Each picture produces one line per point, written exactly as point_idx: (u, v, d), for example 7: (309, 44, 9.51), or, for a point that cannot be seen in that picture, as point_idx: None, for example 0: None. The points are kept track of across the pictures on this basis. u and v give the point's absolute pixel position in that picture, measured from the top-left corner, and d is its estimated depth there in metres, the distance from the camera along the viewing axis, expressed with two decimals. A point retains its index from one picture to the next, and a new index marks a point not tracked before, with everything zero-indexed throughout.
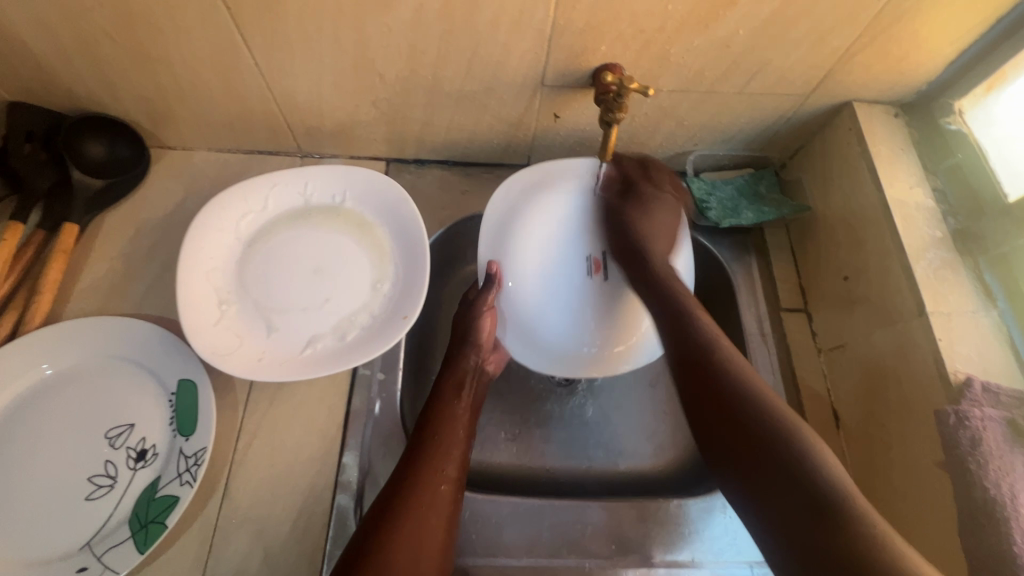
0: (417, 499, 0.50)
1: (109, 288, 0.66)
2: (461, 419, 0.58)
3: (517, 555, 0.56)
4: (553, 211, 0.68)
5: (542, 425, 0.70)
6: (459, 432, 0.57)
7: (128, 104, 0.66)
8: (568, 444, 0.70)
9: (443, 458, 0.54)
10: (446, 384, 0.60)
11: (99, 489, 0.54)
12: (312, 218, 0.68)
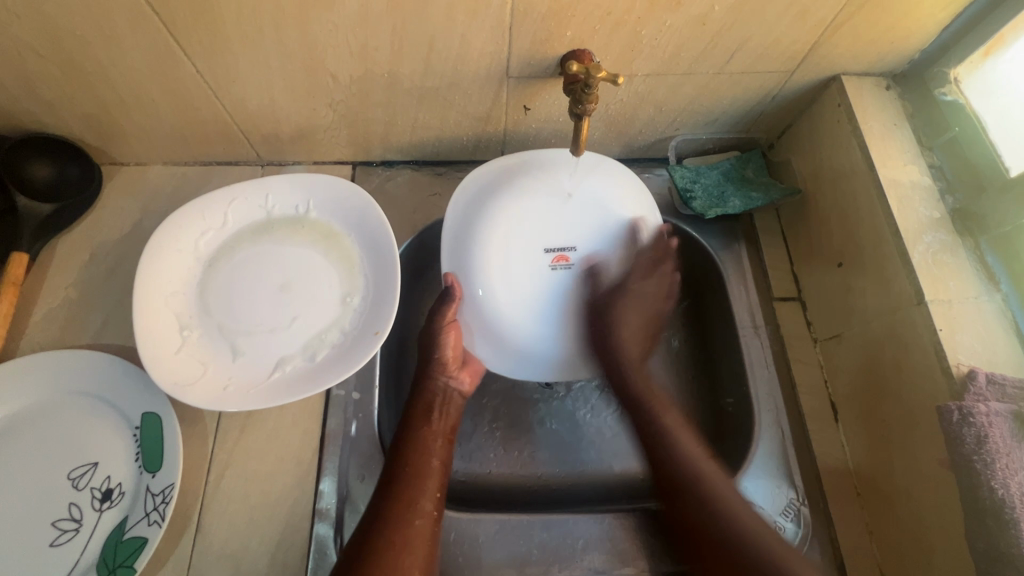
0: (382, 560, 0.47)
1: (65, 318, 0.62)
2: (435, 446, 0.55)
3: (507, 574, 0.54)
4: (505, 268, 0.62)
5: (532, 433, 0.67)
6: (433, 459, 0.54)
7: (69, 122, 0.62)
8: (560, 451, 0.67)
9: (418, 492, 0.51)
10: (416, 413, 0.57)
11: (64, 534, 0.51)
12: (276, 232, 0.64)
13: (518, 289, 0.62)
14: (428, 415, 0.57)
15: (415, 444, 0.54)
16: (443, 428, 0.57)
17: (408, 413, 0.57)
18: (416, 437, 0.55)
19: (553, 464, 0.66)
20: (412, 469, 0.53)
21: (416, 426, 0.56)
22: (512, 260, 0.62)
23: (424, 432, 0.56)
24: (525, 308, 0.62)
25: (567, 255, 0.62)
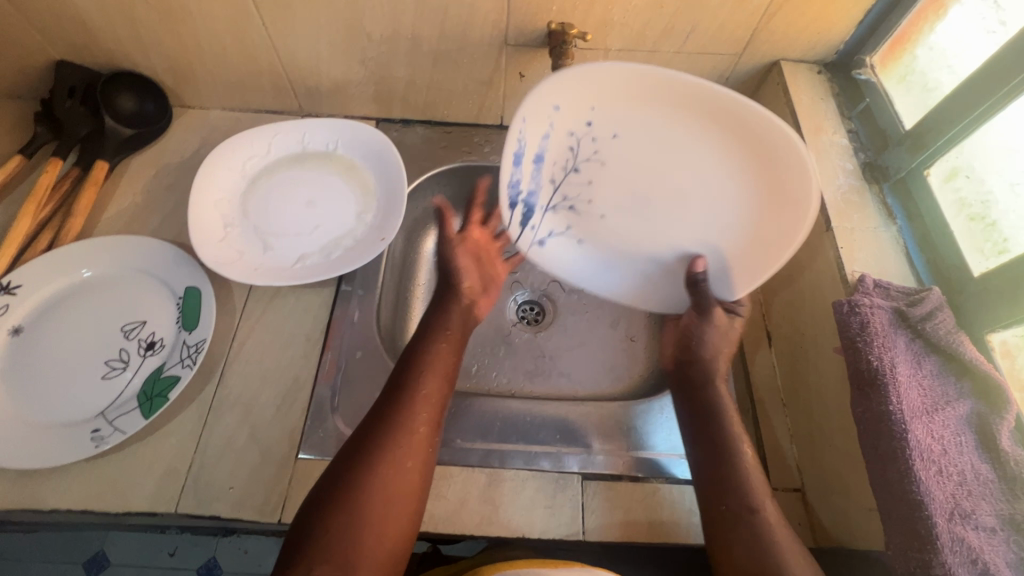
0: (385, 447, 0.52)
1: (130, 215, 0.76)
2: (439, 361, 0.60)
3: (470, 438, 0.63)
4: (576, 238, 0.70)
5: (511, 355, 0.80)
6: (436, 375, 0.58)
7: (156, 63, 0.78)
8: (534, 374, 0.78)
9: (419, 403, 0.56)
10: (429, 335, 0.62)
11: (114, 370, 0.63)
12: (309, 162, 0.78)
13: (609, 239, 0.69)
14: (450, 312, 0.66)
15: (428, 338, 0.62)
16: (459, 326, 0.65)
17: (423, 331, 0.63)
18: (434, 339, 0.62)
19: (526, 383, 0.78)
20: (428, 356, 0.60)
21: (435, 327, 0.63)
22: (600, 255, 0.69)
23: (444, 327, 0.63)
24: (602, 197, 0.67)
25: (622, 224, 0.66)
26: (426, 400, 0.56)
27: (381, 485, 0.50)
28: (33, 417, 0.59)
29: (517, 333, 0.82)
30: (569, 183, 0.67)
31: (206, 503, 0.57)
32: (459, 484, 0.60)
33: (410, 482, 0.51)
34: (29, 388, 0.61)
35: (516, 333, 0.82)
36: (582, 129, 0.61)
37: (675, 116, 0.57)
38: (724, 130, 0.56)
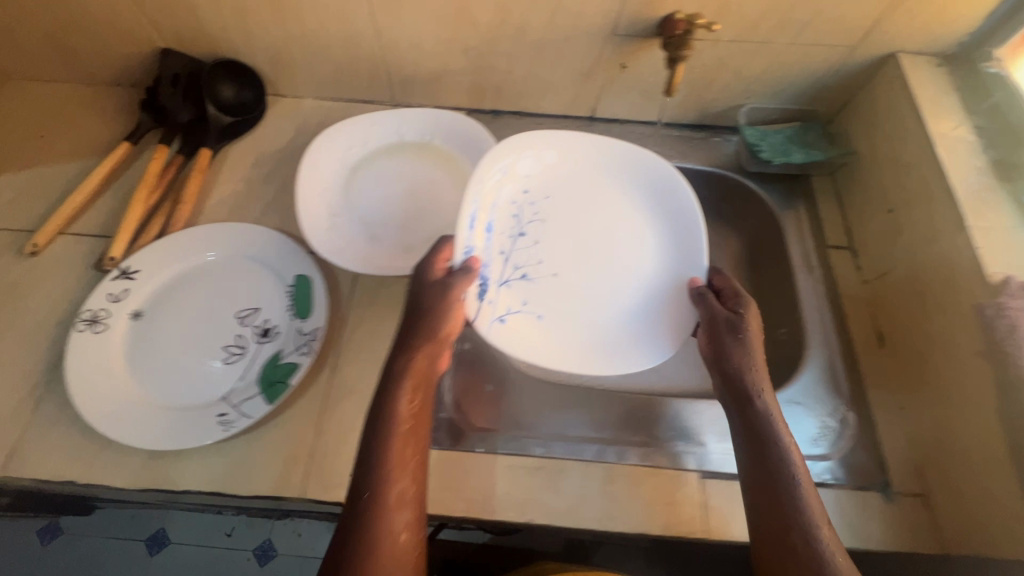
0: (370, 515, 0.46)
1: (233, 202, 0.77)
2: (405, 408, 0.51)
3: (577, 429, 0.65)
4: (523, 292, 0.68)
5: None
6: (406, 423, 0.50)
7: (257, 52, 0.78)
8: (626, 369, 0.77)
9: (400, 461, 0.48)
10: (400, 373, 0.53)
11: (232, 356, 0.64)
12: (406, 153, 0.78)
13: (568, 304, 0.68)
14: (414, 357, 0.54)
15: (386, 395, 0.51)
16: (420, 371, 0.54)
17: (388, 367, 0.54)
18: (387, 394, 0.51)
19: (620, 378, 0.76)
20: (392, 396, 0.51)
21: (393, 381, 0.52)
22: (544, 311, 0.67)
23: (400, 377, 0.53)
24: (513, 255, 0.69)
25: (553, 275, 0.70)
26: (406, 468, 0.48)
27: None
28: (160, 400, 0.61)
29: None
30: (518, 250, 0.70)
31: (331, 489, 0.58)
32: (577, 477, 0.60)
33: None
34: (155, 373, 0.62)
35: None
36: (521, 199, 0.71)
37: (593, 201, 0.73)
38: (649, 192, 0.72)
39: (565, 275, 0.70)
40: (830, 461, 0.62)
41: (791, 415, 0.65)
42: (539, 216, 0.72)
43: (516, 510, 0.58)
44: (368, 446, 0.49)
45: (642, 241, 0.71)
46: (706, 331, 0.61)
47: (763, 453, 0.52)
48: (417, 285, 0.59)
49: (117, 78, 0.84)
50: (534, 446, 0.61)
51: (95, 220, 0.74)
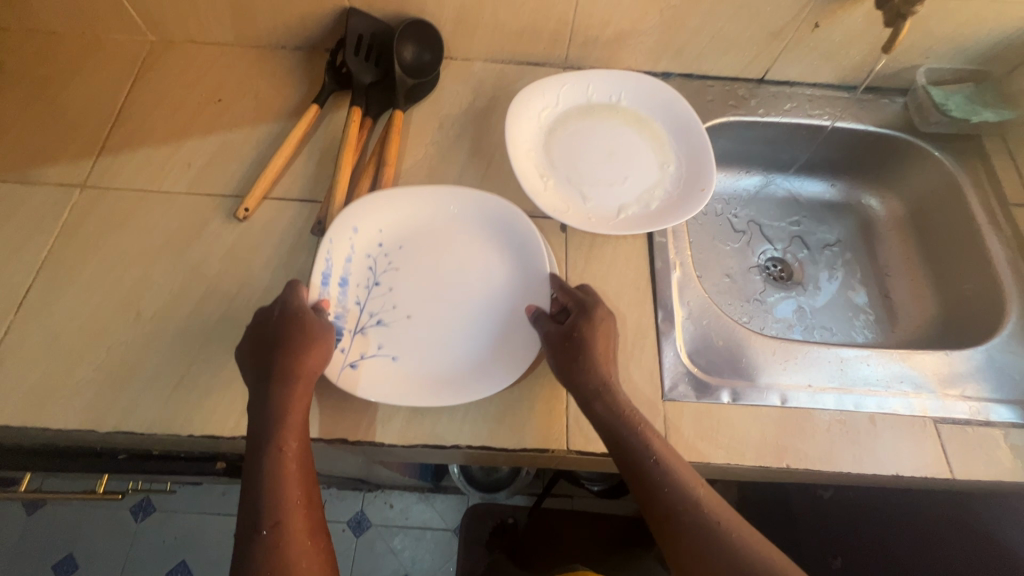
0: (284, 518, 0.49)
1: (428, 165, 0.76)
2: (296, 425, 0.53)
3: (812, 383, 0.66)
4: (392, 338, 0.62)
5: (772, 312, 0.86)
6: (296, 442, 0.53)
7: (446, 11, 0.77)
8: (796, 327, 0.85)
9: (291, 468, 0.51)
10: (271, 391, 0.54)
11: (468, 322, 0.64)
12: (597, 114, 0.78)
13: (423, 346, 0.62)
14: (288, 398, 0.54)
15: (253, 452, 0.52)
16: (299, 416, 0.54)
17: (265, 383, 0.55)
18: (268, 449, 0.52)
19: (791, 334, 0.84)
20: (288, 411, 0.53)
21: (269, 434, 0.52)
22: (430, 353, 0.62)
23: (282, 428, 0.53)
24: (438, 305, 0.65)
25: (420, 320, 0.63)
26: (296, 507, 0.50)
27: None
28: (377, 365, 0.60)
29: (772, 296, 0.88)
30: (373, 298, 0.64)
31: (593, 441, 0.60)
32: (822, 425, 0.62)
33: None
34: (398, 341, 0.62)
35: (769, 289, 0.89)
36: (376, 250, 0.67)
37: (439, 244, 0.68)
38: (490, 233, 0.69)
39: (420, 315, 0.64)
40: None
41: (1006, 364, 0.68)
42: (391, 264, 0.67)
43: (774, 457, 0.60)
44: (254, 498, 0.50)
45: (492, 274, 0.67)
46: (550, 352, 0.59)
47: (647, 494, 0.52)
48: (261, 321, 0.59)
49: (289, 40, 0.82)
50: (778, 397, 0.63)
51: (295, 184, 0.73)
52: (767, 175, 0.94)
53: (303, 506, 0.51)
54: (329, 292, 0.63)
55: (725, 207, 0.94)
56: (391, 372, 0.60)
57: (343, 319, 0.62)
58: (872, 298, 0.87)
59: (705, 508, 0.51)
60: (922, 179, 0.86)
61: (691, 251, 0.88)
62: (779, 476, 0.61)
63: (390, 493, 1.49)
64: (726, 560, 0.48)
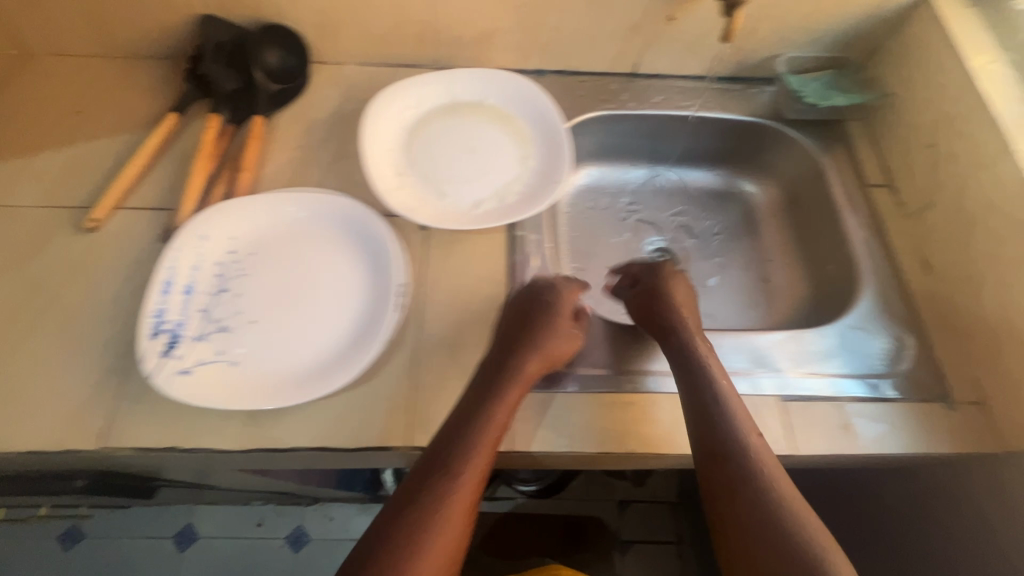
0: (446, 486, 0.52)
1: (290, 168, 0.76)
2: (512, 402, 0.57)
3: (649, 368, 0.67)
4: (234, 344, 0.60)
5: None
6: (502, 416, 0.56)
7: (303, 15, 0.77)
8: None
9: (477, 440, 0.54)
10: (511, 366, 0.59)
11: (313, 322, 0.63)
12: (461, 112, 0.79)
13: (265, 349, 0.61)
14: (518, 374, 0.59)
15: (475, 411, 0.56)
16: (517, 392, 0.58)
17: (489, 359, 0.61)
18: (483, 420, 0.55)
19: None
20: (508, 385, 0.58)
21: (486, 410, 0.56)
22: (271, 357, 0.60)
23: (492, 399, 0.57)
24: (285, 308, 0.63)
25: (267, 324, 0.62)
26: (467, 475, 0.53)
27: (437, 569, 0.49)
28: (213, 372, 0.58)
29: None
30: (217, 305, 0.63)
31: (436, 435, 0.59)
32: (666, 408, 0.64)
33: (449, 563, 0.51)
34: (238, 346, 0.60)
35: None
36: (227, 258, 0.66)
37: (294, 249, 0.67)
38: (347, 236, 0.68)
39: (265, 320, 0.62)
40: (891, 378, 0.67)
41: (858, 341, 0.70)
42: (243, 270, 0.65)
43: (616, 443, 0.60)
44: (442, 465, 0.53)
45: (345, 276, 0.66)
46: (479, 378, 0.59)
47: (721, 443, 0.56)
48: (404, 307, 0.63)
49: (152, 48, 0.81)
50: (624, 383, 0.66)
51: (150, 193, 0.72)
52: (652, 166, 0.95)
53: (478, 477, 0.54)
54: (168, 302, 0.61)
55: (611, 200, 0.94)
56: (226, 378, 0.58)
57: (183, 327, 0.60)
58: (754, 283, 0.88)
59: (777, 482, 0.54)
60: (793, 164, 0.88)
61: (573, 244, 0.89)
62: (625, 461, 0.61)
63: (331, 506, 1.42)
64: (755, 519, 0.52)
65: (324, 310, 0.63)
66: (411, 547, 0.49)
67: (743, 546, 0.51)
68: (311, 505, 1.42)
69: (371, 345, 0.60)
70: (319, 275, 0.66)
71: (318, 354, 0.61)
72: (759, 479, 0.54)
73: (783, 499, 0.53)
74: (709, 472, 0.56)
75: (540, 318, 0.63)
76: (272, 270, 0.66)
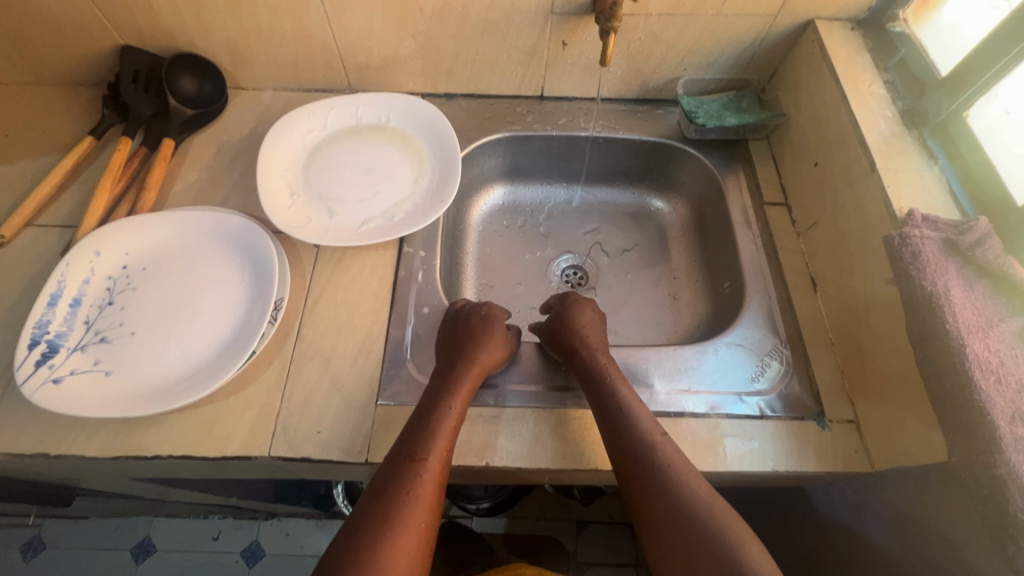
0: (394, 501, 0.52)
1: (197, 187, 0.80)
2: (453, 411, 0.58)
3: (528, 381, 0.68)
4: (111, 354, 0.63)
5: None
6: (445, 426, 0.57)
7: (215, 45, 0.82)
8: None
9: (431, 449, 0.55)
10: (449, 379, 0.61)
11: (192, 335, 0.65)
12: (364, 134, 0.82)
13: (141, 360, 0.63)
14: (453, 385, 0.60)
15: (439, 404, 0.59)
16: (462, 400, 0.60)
17: (467, 368, 0.62)
18: (420, 431, 0.56)
19: None
20: (446, 397, 0.59)
21: (422, 422, 0.57)
22: (145, 368, 0.63)
23: (444, 410, 0.58)
24: (169, 321, 0.66)
25: (146, 336, 0.65)
26: (427, 485, 0.53)
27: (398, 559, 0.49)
28: (85, 381, 0.61)
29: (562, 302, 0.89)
30: (103, 317, 0.66)
31: (297, 445, 0.61)
32: (532, 422, 0.64)
33: (417, 553, 0.50)
34: (114, 356, 0.63)
35: None
36: (118, 273, 0.69)
37: (186, 265, 0.70)
38: (236, 252, 0.71)
39: (146, 332, 0.65)
40: (768, 395, 0.66)
41: (737, 358, 0.69)
42: (133, 284, 0.68)
43: (474, 455, 0.61)
44: (389, 480, 0.53)
45: (231, 291, 0.69)
46: (433, 382, 0.62)
47: (630, 442, 0.57)
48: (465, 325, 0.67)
49: (81, 77, 0.86)
50: (491, 396, 0.65)
51: (62, 211, 0.76)
52: (567, 186, 0.97)
53: (436, 488, 0.54)
54: (54, 313, 0.64)
55: (527, 218, 0.96)
56: (97, 386, 0.61)
57: (63, 337, 0.63)
58: (661, 299, 0.88)
59: (693, 487, 0.54)
60: (698, 183, 0.89)
61: (481, 261, 0.91)
62: (485, 474, 0.62)
63: (286, 521, 1.41)
64: (686, 523, 0.52)
65: (204, 323, 0.66)
66: (374, 540, 0.49)
67: (681, 552, 0.51)
68: (266, 519, 1.41)
69: (237, 355, 0.62)
70: (204, 290, 0.69)
71: (190, 365, 0.63)
72: (682, 482, 0.54)
73: (691, 500, 0.53)
74: (625, 469, 0.57)
75: (464, 327, 0.67)
76: (160, 285, 0.69)
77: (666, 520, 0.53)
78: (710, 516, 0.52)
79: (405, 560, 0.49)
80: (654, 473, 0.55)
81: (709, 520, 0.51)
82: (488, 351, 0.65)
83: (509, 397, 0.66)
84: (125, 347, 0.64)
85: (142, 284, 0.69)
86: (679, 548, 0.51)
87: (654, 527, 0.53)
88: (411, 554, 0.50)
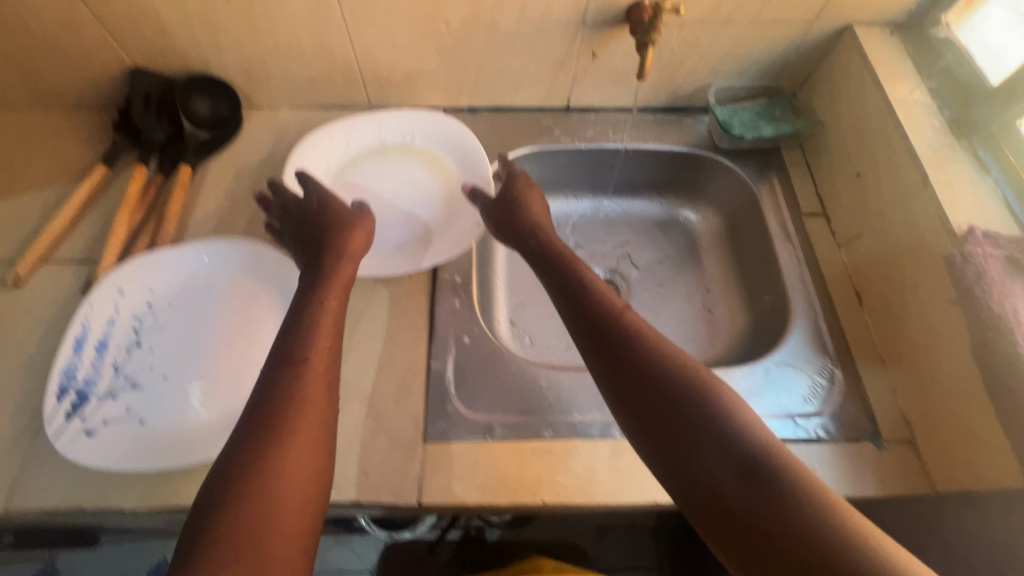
0: (282, 421, 0.49)
1: (217, 215, 0.76)
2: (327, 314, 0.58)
3: (589, 413, 0.65)
4: (142, 400, 0.60)
5: None
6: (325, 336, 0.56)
7: (230, 66, 0.78)
8: None
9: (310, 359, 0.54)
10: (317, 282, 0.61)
11: (226, 377, 0.63)
12: (388, 155, 0.80)
13: (174, 406, 0.61)
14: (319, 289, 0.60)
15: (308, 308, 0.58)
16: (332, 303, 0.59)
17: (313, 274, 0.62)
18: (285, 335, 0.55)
19: None
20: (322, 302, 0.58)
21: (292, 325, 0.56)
22: (179, 414, 0.60)
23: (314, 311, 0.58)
24: (200, 362, 0.64)
25: (178, 380, 0.62)
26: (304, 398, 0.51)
27: (277, 483, 0.46)
28: (118, 432, 0.58)
29: None
30: (131, 361, 0.63)
31: (344, 490, 0.58)
32: (586, 455, 0.62)
33: (298, 474, 0.47)
34: (147, 403, 0.60)
35: None
36: (144, 311, 0.66)
37: (214, 301, 0.67)
38: (266, 287, 0.68)
39: (178, 376, 0.63)
40: (822, 417, 0.65)
41: (787, 378, 0.68)
42: (159, 324, 0.66)
43: (529, 493, 0.59)
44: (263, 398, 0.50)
45: (263, 328, 0.66)
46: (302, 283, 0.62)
47: (599, 320, 0.56)
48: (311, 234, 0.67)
49: (87, 101, 0.82)
50: (542, 428, 0.63)
51: (78, 245, 0.73)
52: (594, 197, 0.95)
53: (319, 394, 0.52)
54: (80, 359, 0.60)
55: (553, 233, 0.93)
56: (131, 436, 0.58)
57: (92, 384, 0.60)
58: (697, 314, 0.86)
59: (668, 353, 0.53)
60: (731, 194, 0.87)
61: (511, 280, 0.88)
62: (540, 512, 0.60)
63: None
64: (675, 387, 0.50)
65: (238, 363, 0.64)
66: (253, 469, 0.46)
67: (681, 419, 0.49)
68: None
69: None
70: (235, 327, 0.66)
71: (226, 411, 0.60)
72: (656, 349, 0.53)
73: (677, 366, 0.52)
74: (601, 345, 0.55)
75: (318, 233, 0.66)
76: (189, 324, 0.66)
77: (648, 393, 0.51)
78: (694, 380, 0.50)
79: (285, 480, 0.46)
80: (634, 347, 0.53)
81: (694, 380, 0.50)
82: (351, 264, 0.63)
83: (558, 429, 0.63)
84: (156, 392, 0.61)
85: (170, 324, 0.66)
86: (672, 414, 0.49)
87: (650, 404, 0.50)
88: (290, 477, 0.47)
